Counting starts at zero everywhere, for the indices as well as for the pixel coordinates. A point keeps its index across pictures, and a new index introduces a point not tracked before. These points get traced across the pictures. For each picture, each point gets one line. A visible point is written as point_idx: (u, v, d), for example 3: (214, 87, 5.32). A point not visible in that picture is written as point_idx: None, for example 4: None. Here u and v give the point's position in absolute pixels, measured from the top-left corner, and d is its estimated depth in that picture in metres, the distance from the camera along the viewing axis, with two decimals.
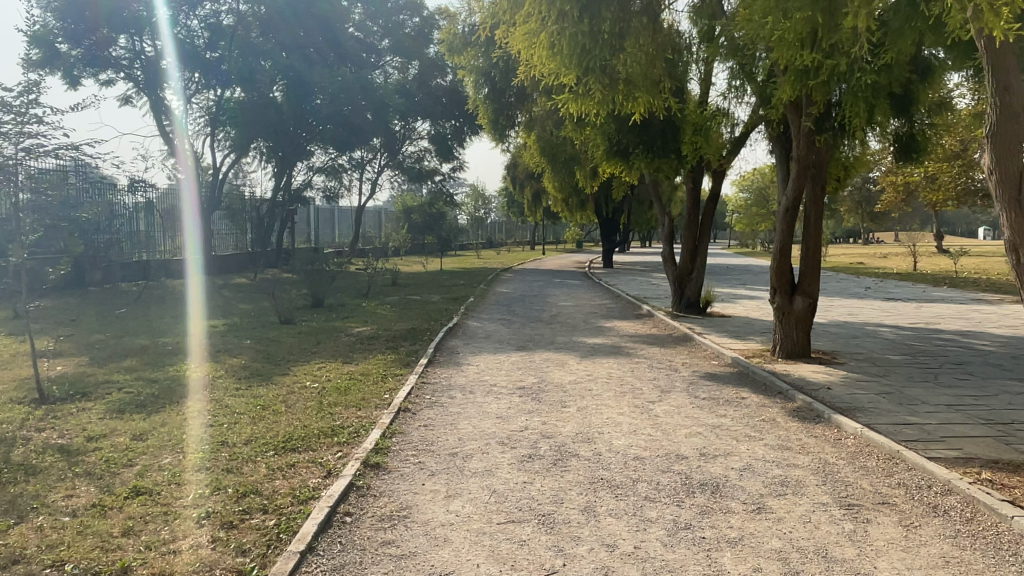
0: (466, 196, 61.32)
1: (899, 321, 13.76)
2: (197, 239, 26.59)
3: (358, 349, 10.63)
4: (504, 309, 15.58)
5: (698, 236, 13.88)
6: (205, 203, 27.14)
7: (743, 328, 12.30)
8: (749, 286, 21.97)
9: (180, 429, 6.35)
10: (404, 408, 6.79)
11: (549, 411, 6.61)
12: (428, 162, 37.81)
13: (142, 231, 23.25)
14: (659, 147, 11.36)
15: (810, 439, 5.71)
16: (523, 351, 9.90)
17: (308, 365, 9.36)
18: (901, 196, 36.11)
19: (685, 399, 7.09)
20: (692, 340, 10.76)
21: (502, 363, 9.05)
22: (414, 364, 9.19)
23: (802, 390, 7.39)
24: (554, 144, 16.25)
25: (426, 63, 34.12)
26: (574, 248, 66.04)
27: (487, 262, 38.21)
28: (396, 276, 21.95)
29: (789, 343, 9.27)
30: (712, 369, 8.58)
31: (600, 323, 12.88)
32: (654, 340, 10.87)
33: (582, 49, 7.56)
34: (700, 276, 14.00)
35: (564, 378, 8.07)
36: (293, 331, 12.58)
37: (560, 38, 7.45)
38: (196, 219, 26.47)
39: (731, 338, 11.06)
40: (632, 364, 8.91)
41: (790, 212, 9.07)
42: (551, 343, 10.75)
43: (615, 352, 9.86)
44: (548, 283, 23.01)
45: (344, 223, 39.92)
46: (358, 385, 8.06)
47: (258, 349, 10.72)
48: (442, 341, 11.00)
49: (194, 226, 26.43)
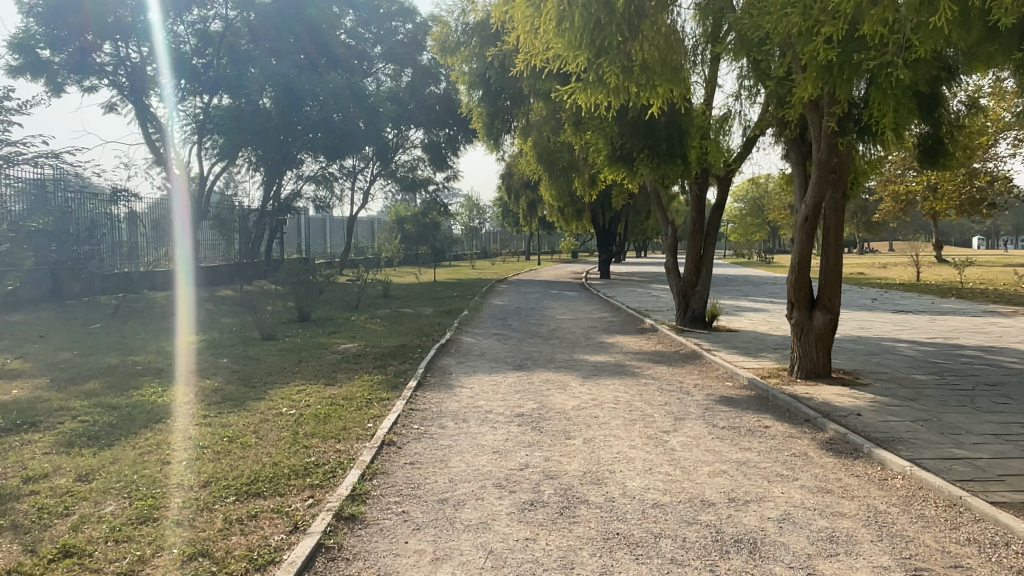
0: (460, 206, 61.04)
1: (916, 335, 13.06)
2: (186, 251, 25.82)
3: (342, 369, 9.86)
4: (500, 323, 14.85)
5: (704, 247, 13.18)
6: (193, 214, 26.37)
7: (753, 344, 11.57)
8: (752, 299, 21.25)
9: (132, 469, 5.59)
10: (388, 441, 6.05)
11: (551, 444, 5.85)
12: (421, 171, 37.13)
13: (124, 242, 22.36)
14: (665, 152, 10.61)
15: (853, 480, 4.98)
16: (521, 372, 9.15)
17: (287, 387, 8.59)
18: (901, 206, 35.51)
19: (704, 429, 6.34)
20: (701, 358, 10.03)
21: (498, 385, 8.30)
22: (402, 386, 8.43)
23: (831, 418, 6.65)
24: (551, 150, 15.44)
25: (420, 71, 33.66)
26: (569, 258, 65.43)
27: (483, 273, 37.49)
28: (388, 287, 21.23)
29: (809, 362, 8.55)
30: (728, 392, 7.84)
31: (601, 338, 12.14)
32: (661, 358, 10.13)
33: (595, 24, 6.79)
34: (706, 289, 13.27)
35: (566, 403, 7.33)
36: (276, 348, 11.82)
37: (572, 9, 6.67)
38: (184, 231, 25.72)
39: (742, 355, 10.33)
40: (640, 386, 8.17)
41: (809, 220, 8.31)
42: (550, 361, 10.00)
43: (620, 372, 9.11)
44: (545, 295, 22.29)
45: (336, 234, 39.16)
46: (339, 411, 7.32)
47: (235, 369, 9.95)
48: (434, 359, 10.25)
49: (182, 237, 25.67)
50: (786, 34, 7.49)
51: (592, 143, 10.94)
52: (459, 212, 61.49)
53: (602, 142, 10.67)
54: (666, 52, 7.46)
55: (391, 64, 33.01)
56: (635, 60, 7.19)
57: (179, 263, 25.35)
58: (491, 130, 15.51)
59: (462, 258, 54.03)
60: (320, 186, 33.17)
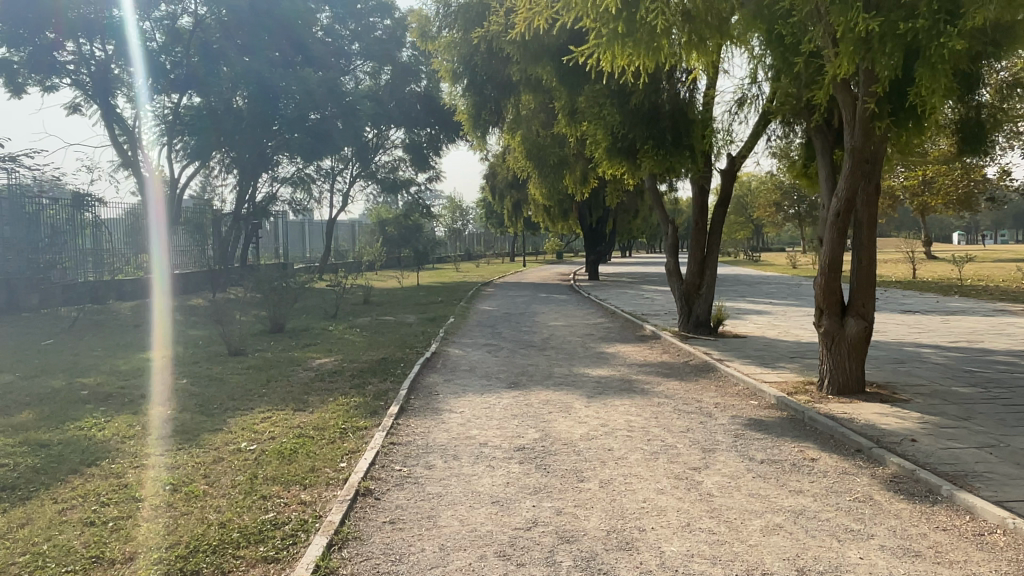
0: (442, 209, 60.01)
1: (937, 339, 12.16)
2: (164, 256, 24.74)
3: (314, 391, 8.74)
4: (490, 331, 13.81)
5: (706, 247, 12.27)
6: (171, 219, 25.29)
7: (766, 352, 10.61)
8: (750, 300, 20.31)
9: (44, 535, 4.50)
10: (364, 488, 4.99)
11: (562, 491, 4.83)
12: (403, 171, 36.07)
13: (91, 249, 21.14)
14: (671, 142, 9.63)
15: (942, 538, 3.99)
16: (517, 391, 8.11)
17: (249, 416, 7.51)
18: (893, 201, 34.90)
19: (740, 465, 5.35)
20: (716, 371, 9.03)
21: (492, 408, 7.25)
22: (381, 412, 7.36)
23: (885, 447, 5.68)
24: (541, 145, 14.51)
25: (399, 68, 32.52)
26: (554, 259, 64.55)
27: (467, 276, 36.40)
28: (369, 294, 20.13)
29: (841, 375, 7.61)
30: (755, 414, 6.86)
31: (601, 348, 11.14)
32: (671, 372, 9.13)
33: None
34: (710, 292, 12.34)
35: (573, 430, 6.33)
36: (244, 365, 10.69)
37: None
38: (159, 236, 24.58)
39: (758, 365, 9.36)
40: (654, 408, 7.16)
41: (841, 216, 7.34)
42: (547, 376, 8.99)
43: (627, 390, 8.09)
44: (534, 299, 21.26)
45: (315, 238, 37.99)
46: (307, 446, 6.26)
47: (194, 392, 8.81)
48: (418, 376, 9.18)
49: (158, 243, 24.52)
50: (814, 5, 6.54)
51: (589, 132, 9.91)
52: (442, 213, 60.49)
53: (600, 129, 9.62)
54: (705, 14, 6.38)
55: (370, 62, 31.82)
56: (650, 31, 6.20)
57: (156, 270, 24.24)
58: (477, 123, 14.28)
59: (445, 260, 53.01)
60: (297, 188, 31.99)
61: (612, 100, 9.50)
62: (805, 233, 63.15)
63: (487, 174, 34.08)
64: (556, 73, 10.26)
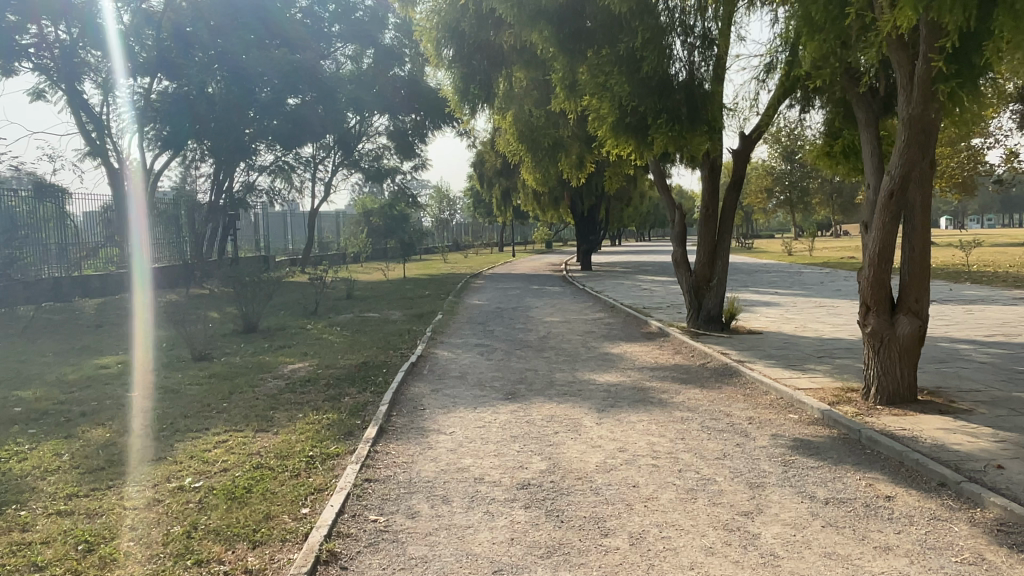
0: (429, 197, 59.10)
1: (969, 332, 11.13)
2: (145, 250, 23.66)
3: (281, 405, 7.62)
4: (480, 329, 12.71)
5: (717, 234, 11.18)
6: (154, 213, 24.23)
7: (789, 350, 9.58)
8: (755, 289, 19.26)
9: None
10: (327, 551, 3.87)
11: (582, 552, 3.74)
12: (387, 160, 34.88)
13: (60, 241, 20.02)
14: (686, 118, 8.57)
15: None
16: (516, 404, 6.98)
17: (201, 440, 6.38)
18: None
19: (801, 508, 4.27)
20: (739, 376, 7.95)
21: (487, 428, 6.14)
22: (358, 435, 6.25)
23: (973, 478, 4.62)
24: (535, 126, 13.40)
25: (382, 51, 30.91)
26: (544, 248, 63.60)
27: (455, 267, 35.36)
28: (352, 288, 19.02)
29: (890, 382, 6.59)
30: (800, 433, 5.80)
31: (604, 348, 10.07)
32: (687, 377, 8.04)
33: None
34: (722, 284, 11.28)
35: (586, 458, 5.24)
36: (206, 372, 9.57)
37: None
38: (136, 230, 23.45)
39: (786, 368, 8.31)
40: (680, 426, 6.07)
41: (893, 196, 6.27)
42: (548, 384, 7.89)
43: (642, 402, 6.96)
44: (526, 291, 20.17)
45: (298, 229, 36.84)
46: (263, 483, 5.15)
47: (143, 409, 7.64)
48: (402, 385, 8.06)
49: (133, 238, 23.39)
50: None
51: (591, 107, 8.94)
52: (429, 203, 59.34)
53: (606, 99, 8.58)
54: None
55: (351, 44, 30.24)
56: None
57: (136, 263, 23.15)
58: (465, 97, 13.08)
59: (433, 252, 51.91)
60: (277, 176, 30.71)
61: (620, 68, 8.46)
62: (796, 220, 62.38)
63: (475, 162, 32.88)
64: (556, 40, 9.07)
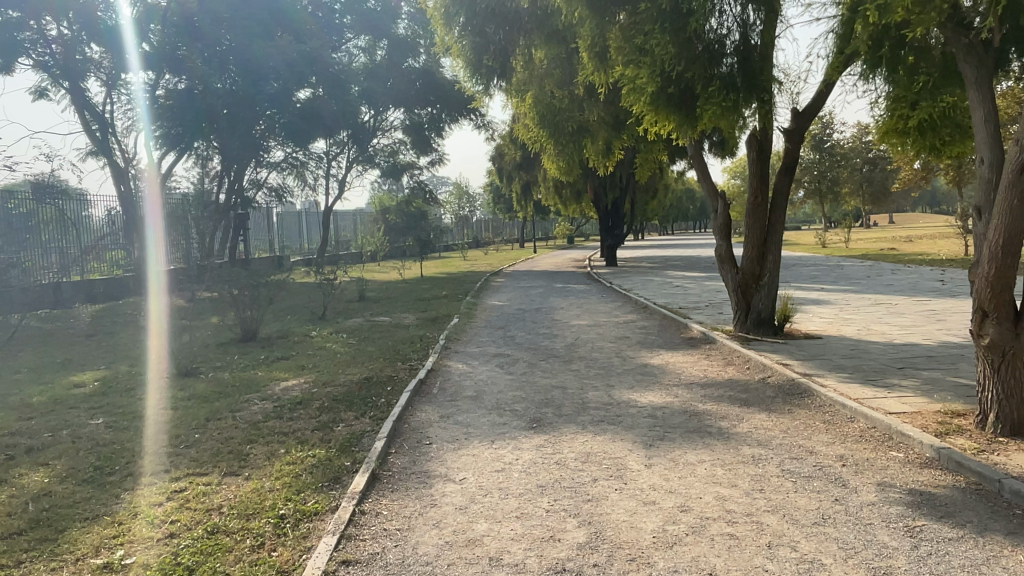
0: (449, 195, 57.90)
1: None
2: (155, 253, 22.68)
3: (262, 437, 6.40)
4: (500, 335, 11.39)
5: (768, 225, 9.78)
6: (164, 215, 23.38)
7: (861, 360, 8.17)
8: (800, 285, 17.71)
9: None
10: None
11: None
12: (404, 155, 33.67)
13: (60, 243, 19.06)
14: (741, 88, 7.28)
15: None
16: (541, 437, 5.66)
17: (154, 490, 5.17)
18: (924, 181, 31.04)
19: None
20: (813, 397, 6.56)
21: (509, 474, 4.85)
22: (345, 482, 5.01)
23: None
24: (557, 109, 12.06)
25: (396, 41, 29.58)
26: (566, 244, 61.99)
27: (475, 265, 34.01)
28: (364, 288, 17.77)
29: (1016, 408, 5.23)
30: (917, 484, 4.44)
31: (643, 359, 8.72)
32: (749, 398, 6.66)
33: None
34: (773, 281, 9.89)
35: (637, 526, 3.92)
36: (186, 392, 8.36)
37: None
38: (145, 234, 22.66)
39: (866, 385, 6.91)
40: (754, 471, 4.72)
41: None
42: (579, 408, 6.57)
43: (699, 434, 5.61)
44: (549, 291, 18.79)
45: (312, 230, 35.84)
46: (214, 562, 3.90)
47: (98, 443, 6.42)
48: (405, 411, 6.77)
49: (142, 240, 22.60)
50: None
51: (625, 75, 7.69)
52: (449, 199, 57.98)
53: (644, 64, 7.31)
54: None
55: (364, 36, 28.92)
56: None
57: (146, 265, 22.30)
58: (479, 71, 12.02)
59: (453, 249, 50.52)
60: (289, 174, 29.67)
61: (664, 25, 7.16)
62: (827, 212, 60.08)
63: (494, 155, 31.67)
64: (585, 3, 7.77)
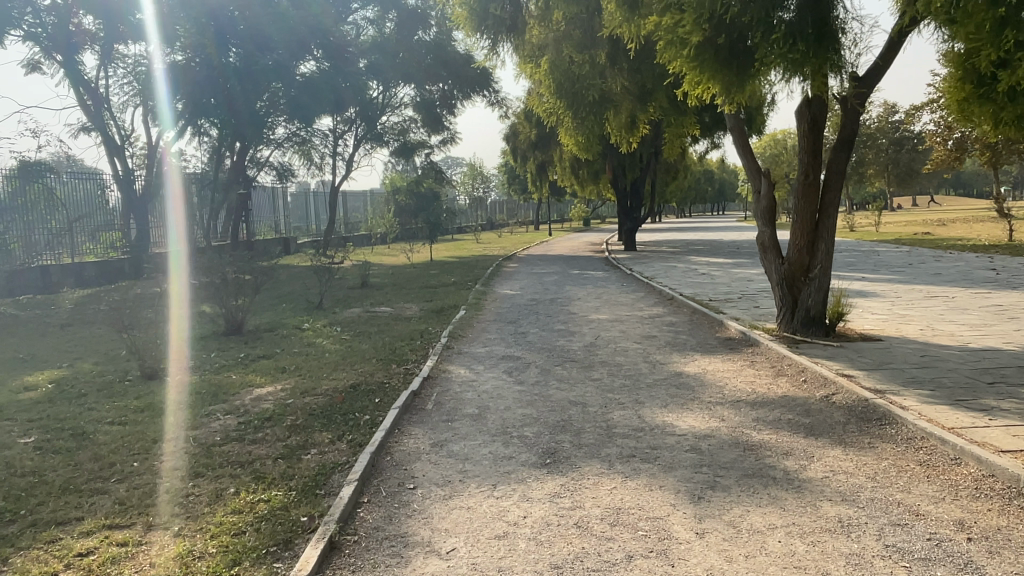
0: (463, 175, 56.65)
1: None
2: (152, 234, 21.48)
3: (213, 467, 5.20)
4: (510, 332, 10.14)
5: (819, 209, 8.44)
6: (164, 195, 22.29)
7: (939, 370, 6.83)
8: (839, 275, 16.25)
9: None
10: None
11: None
12: (413, 134, 32.36)
13: (59, 224, 18.06)
14: (808, 35, 6.03)
15: None
16: (556, 482, 4.40)
17: (54, 550, 3.98)
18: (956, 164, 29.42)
19: None
20: (897, 426, 5.25)
21: (513, 544, 3.61)
22: (292, 551, 3.78)
23: None
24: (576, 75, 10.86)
25: (405, 14, 28.24)
26: (581, 226, 60.54)
27: (487, 248, 32.72)
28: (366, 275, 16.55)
29: None
30: None
31: (676, 367, 7.43)
32: (814, 425, 5.38)
33: None
34: (825, 274, 8.51)
35: None
36: (142, 402, 7.16)
37: None
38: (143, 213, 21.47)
39: (959, 408, 5.57)
40: (848, 549, 3.45)
41: None
42: (602, 435, 5.29)
43: (760, 481, 4.33)
44: (566, 278, 17.50)
45: (319, 210, 34.70)
46: None
47: (14, 472, 5.24)
48: (389, 436, 5.53)
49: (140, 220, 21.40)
50: None
51: (662, 23, 6.65)
52: (463, 180, 56.78)
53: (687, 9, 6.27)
54: None
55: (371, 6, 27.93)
56: None
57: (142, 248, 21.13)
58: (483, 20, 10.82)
59: (465, 231, 49.18)
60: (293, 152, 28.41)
61: None
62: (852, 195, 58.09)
63: (508, 134, 30.28)
64: None
